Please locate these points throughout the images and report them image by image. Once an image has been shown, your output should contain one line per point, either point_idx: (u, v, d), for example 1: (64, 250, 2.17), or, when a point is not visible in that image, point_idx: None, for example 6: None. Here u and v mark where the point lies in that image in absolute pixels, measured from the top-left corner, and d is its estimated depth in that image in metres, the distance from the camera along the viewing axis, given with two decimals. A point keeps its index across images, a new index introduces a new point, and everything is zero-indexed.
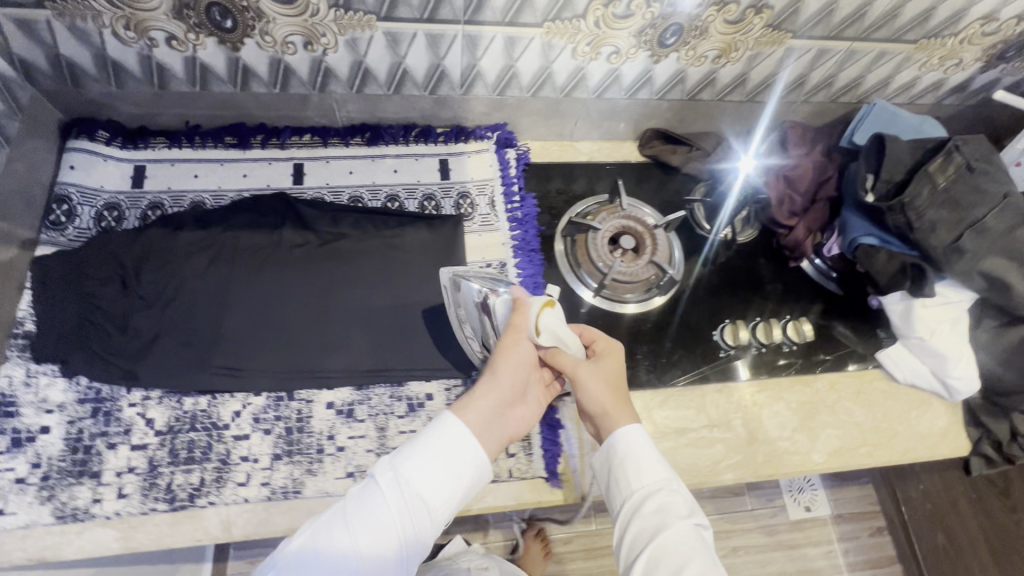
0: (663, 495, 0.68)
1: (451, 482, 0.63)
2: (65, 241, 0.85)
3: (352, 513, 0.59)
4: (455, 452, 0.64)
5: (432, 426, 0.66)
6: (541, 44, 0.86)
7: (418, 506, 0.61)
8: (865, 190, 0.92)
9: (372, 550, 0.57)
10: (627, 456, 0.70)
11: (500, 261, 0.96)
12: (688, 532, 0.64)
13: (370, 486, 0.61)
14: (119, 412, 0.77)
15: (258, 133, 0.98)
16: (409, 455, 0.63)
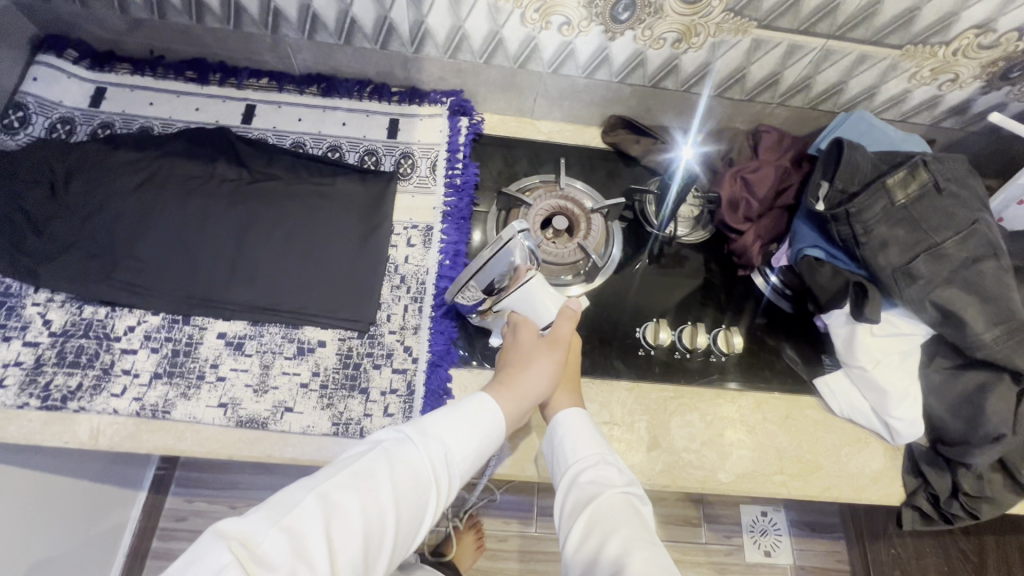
0: (599, 466, 0.70)
1: (479, 446, 0.68)
2: (13, 145, 0.90)
3: (392, 467, 0.61)
4: (485, 425, 0.69)
5: (467, 400, 0.70)
6: (487, 6, 0.85)
7: (449, 468, 0.65)
8: (816, 198, 0.84)
9: (408, 501, 0.60)
10: (570, 432, 0.74)
11: (426, 224, 0.94)
12: (622, 500, 0.66)
13: (404, 443, 0.64)
14: (21, 309, 0.80)
15: (217, 71, 1.01)
16: (442, 420, 0.67)
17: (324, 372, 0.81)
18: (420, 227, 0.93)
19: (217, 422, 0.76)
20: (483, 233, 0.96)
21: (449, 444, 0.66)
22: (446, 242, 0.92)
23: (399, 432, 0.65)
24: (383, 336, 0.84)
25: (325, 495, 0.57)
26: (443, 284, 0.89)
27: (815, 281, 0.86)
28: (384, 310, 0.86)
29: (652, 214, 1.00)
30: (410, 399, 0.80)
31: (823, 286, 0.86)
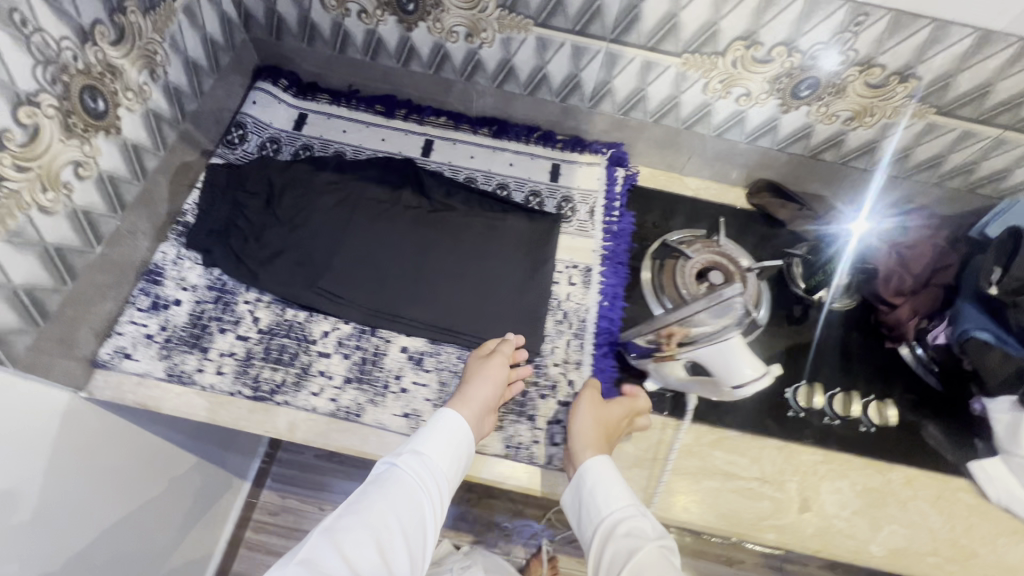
0: (632, 520, 0.70)
1: (455, 455, 0.74)
2: (232, 158, 1.01)
3: (382, 490, 0.67)
4: (459, 437, 0.75)
5: (434, 418, 0.76)
6: (675, 74, 0.92)
7: (432, 477, 0.71)
8: (990, 282, 0.86)
9: (406, 519, 0.66)
10: (600, 482, 0.74)
11: (586, 265, 1.00)
12: (657, 553, 0.66)
13: (388, 469, 0.70)
14: (235, 305, 0.89)
15: (403, 107, 1.11)
16: (419, 440, 0.73)
17: None
18: (580, 267, 0.99)
19: (401, 430, 0.82)
20: (637, 279, 1.01)
21: (428, 458, 0.72)
22: (605, 284, 0.98)
23: (383, 462, 0.71)
24: (548, 368, 0.90)
25: (329, 529, 0.62)
26: (603, 324, 0.94)
27: (983, 364, 0.87)
28: (548, 343, 0.92)
29: (799, 277, 1.02)
30: None
31: (992, 370, 0.86)
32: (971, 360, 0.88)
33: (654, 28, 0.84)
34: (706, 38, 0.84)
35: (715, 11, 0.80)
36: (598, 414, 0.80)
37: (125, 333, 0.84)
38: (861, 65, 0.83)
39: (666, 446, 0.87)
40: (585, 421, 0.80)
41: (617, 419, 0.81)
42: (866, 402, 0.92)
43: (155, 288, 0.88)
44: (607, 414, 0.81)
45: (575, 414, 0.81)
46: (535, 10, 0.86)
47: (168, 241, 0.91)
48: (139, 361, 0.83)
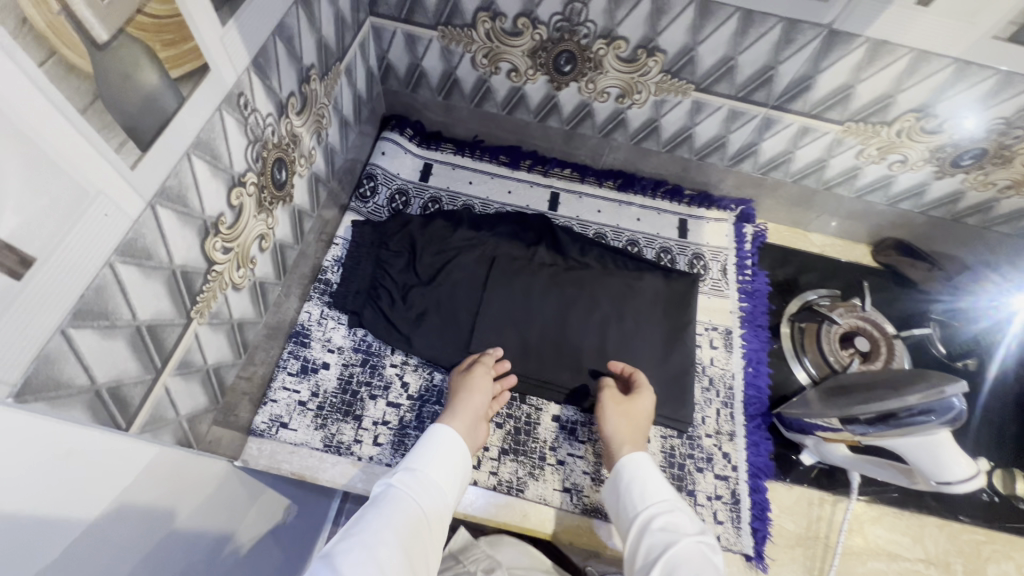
0: (671, 513, 0.68)
1: (449, 469, 0.70)
2: (364, 212, 0.99)
3: (381, 508, 0.61)
4: (450, 453, 0.71)
5: (420, 439, 0.73)
6: (832, 139, 0.90)
7: (427, 497, 0.66)
8: None
9: (406, 536, 0.59)
10: (639, 479, 0.73)
11: (725, 328, 0.98)
12: (698, 548, 0.63)
13: (380, 491, 0.64)
14: (383, 369, 0.87)
15: (528, 158, 1.10)
16: (410, 460, 0.69)
17: None
18: (720, 329, 0.97)
19: (564, 507, 0.80)
20: (776, 342, 0.99)
21: (419, 474, 0.67)
22: (748, 349, 0.96)
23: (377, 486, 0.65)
24: (701, 439, 0.87)
25: (328, 555, 0.54)
26: (752, 392, 0.91)
27: None
28: (698, 412, 0.90)
29: (939, 340, 0.99)
30: (738, 506, 0.82)
31: None
32: None
33: (823, 97, 0.83)
34: (877, 109, 0.83)
35: (895, 85, 0.79)
36: (623, 411, 0.80)
37: (279, 400, 0.82)
38: None
39: (829, 523, 0.84)
40: (614, 418, 0.80)
41: (642, 413, 0.81)
42: None
43: (303, 350, 0.86)
44: (633, 409, 0.81)
45: (602, 412, 0.81)
46: (700, 76, 0.84)
47: (311, 300, 0.90)
48: (295, 430, 0.81)
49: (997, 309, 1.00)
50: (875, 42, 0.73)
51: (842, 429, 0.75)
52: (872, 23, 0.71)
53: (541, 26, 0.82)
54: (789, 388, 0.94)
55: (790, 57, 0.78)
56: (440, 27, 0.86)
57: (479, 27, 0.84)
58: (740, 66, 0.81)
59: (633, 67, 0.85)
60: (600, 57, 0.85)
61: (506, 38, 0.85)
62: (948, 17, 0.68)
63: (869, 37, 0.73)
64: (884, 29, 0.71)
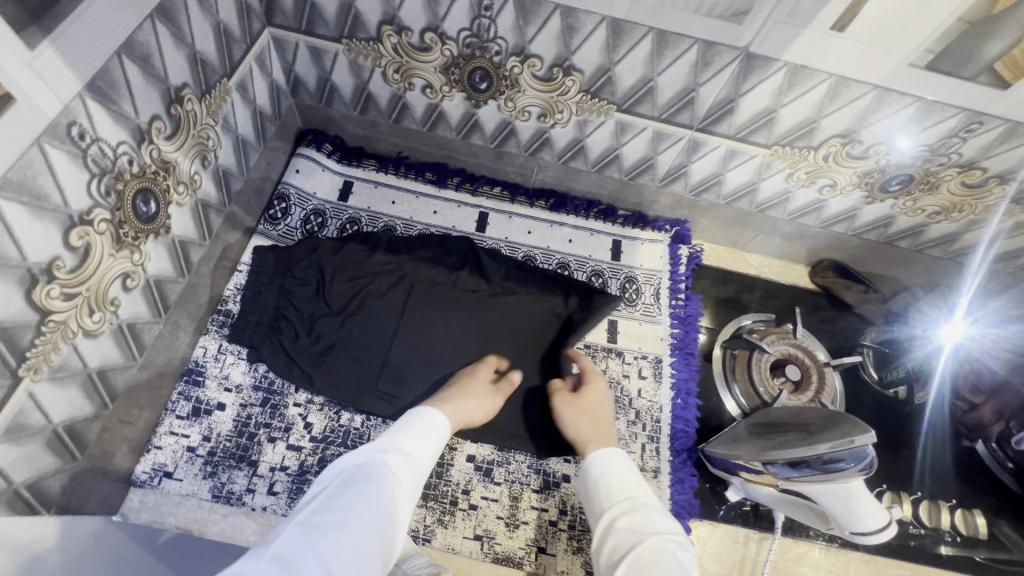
0: (641, 511, 0.57)
1: (432, 447, 0.61)
2: (274, 235, 0.93)
3: (366, 483, 0.51)
4: (433, 432, 0.62)
5: (406, 416, 0.63)
6: (760, 163, 0.87)
7: (415, 478, 0.56)
8: None
9: (390, 524, 0.50)
10: (605, 472, 0.63)
11: (655, 356, 0.94)
12: (664, 549, 0.52)
13: (366, 460, 0.54)
14: (284, 409, 0.81)
15: (455, 175, 1.04)
16: (398, 437, 0.59)
17: (570, 512, 0.80)
18: (650, 358, 0.94)
19: (474, 555, 0.76)
20: (707, 369, 0.96)
21: (409, 455, 0.57)
22: (678, 379, 0.92)
23: (359, 453, 0.55)
24: None
25: (302, 530, 0.45)
26: (679, 425, 0.88)
27: None
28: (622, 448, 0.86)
29: (871, 366, 1.00)
30: None
31: None
32: None
33: (747, 121, 0.79)
34: (802, 134, 0.80)
35: (818, 111, 0.75)
36: (581, 407, 0.75)
37: (164, 447, 0.76)
38: (962, 167, 0.79)
39: (753, 562, 0.81)
40: (573, 417, 0.74)
41: (598, 407, 0.75)
42: (951, 508, 0.89)
43: (196, 390, 0.79)
44: (588, 404, 0.75)
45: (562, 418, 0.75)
46: (621, 97, 0.79)
47: (208, 334, 0.83)
48: (181, 480, 0.75)
49: (927, 339, 0.96)
50: (793, 66, 0.70)
51: (764, 471, 0.71)
52: (789, 47, 0.67)
53: (450, 42, 0.76)
54: (718, 419, 0.91)
55: (710, 79, 0.74)
56: (344, 39, 0.80)
57: (385, 41, 0.78)
58: (659, 88, 0.77)
59: (551, 86, 0.80)
60: (516, 75, 0.80)
61: (415, 54, 0.79)
62: (864, 43, 0.65)
63: (787, 61, 0.69)
64: (801, 53, 0.68)
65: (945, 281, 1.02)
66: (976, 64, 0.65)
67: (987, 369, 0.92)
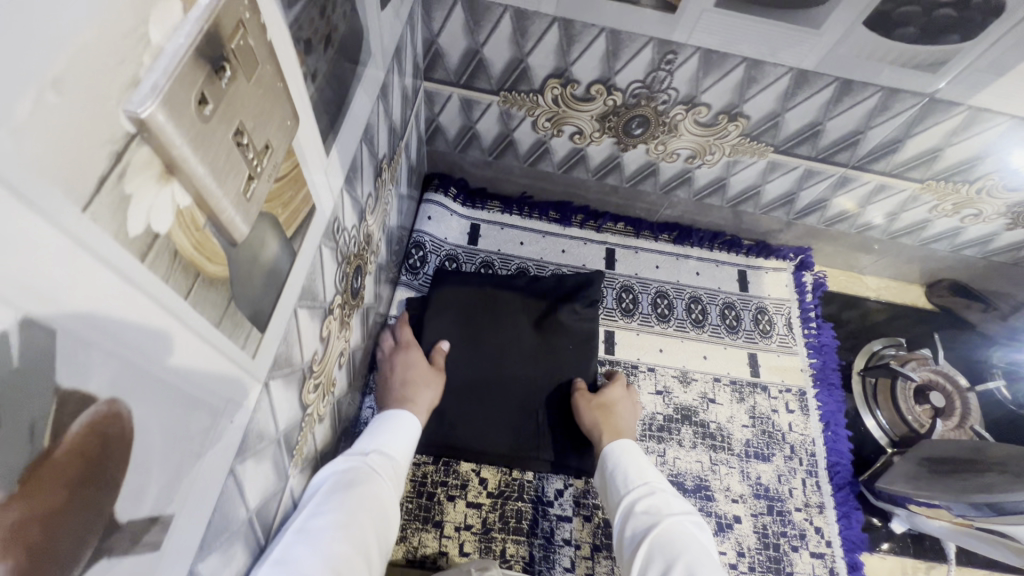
0: (657, 497, 0.66)
1: (405, 449, 0.68)
2: (416, 285, 0.93)
3: (353, 488, 0.57)
4: (406, 435, 0.69)
5: (376, 423, 0.69)
6: (907, 196, 0.87)
7: (394, 479, 0.63)
8: None
9: (377, 511, 0.57)
10: (623, 463, 0.71)
11: (799, 388, 0.95)
12: (680, 526, 0.62)
13: (350, 467, 0.60)
14: (457, 465, 0.81)
15: (579, 213, 1.04)
16: (371, 443, 0.66)
17: (749, 553, 0.81)
18: (794, 390, 0.94)
19: None
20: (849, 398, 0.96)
21: (387, 454, 0.65)
22: (825, 410, 0.93)
23: (341, 461, 0.61)
24: (792, 514, 0.84)
25: (303, 530, 0.51)
26: (835, 458, 0.89)
27: None
28: (785, 485, 0.86)
29: (1006, 386, 0.99)
30: None
31: None
32: None
33: (908, 159, 0.80)
34: (961, 169, 0.80)
35: (987, 148, 0.76)
36: (604, 405, 0.78)
37: None
38: None
39: None
40: (591, 410, 0.77)
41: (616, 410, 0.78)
42: None
43: None
44: (611, 404, 0.78)
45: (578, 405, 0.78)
46: (781, 139, 0.80)
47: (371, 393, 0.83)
48: None
49: None
50: (975, 110, 0.70)
51: (939, 504, 0.74)
52: (978, 93, 0.68)
53: (617, 92, 0.76)
54: (870, 449, 0.92)
55: (882, 123, 0.74)
56: (503, 92, 0.79)
57: (547, 92, 0.78)
58: (826, 131, 0.77)
59: (710, 131, 0.80)
60: (676, 121, 0.80)
61: (575, 104, 0.79)
62: None
63: (970, 106, 0.70)
64: (988, 99, 0.68)
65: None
66: None
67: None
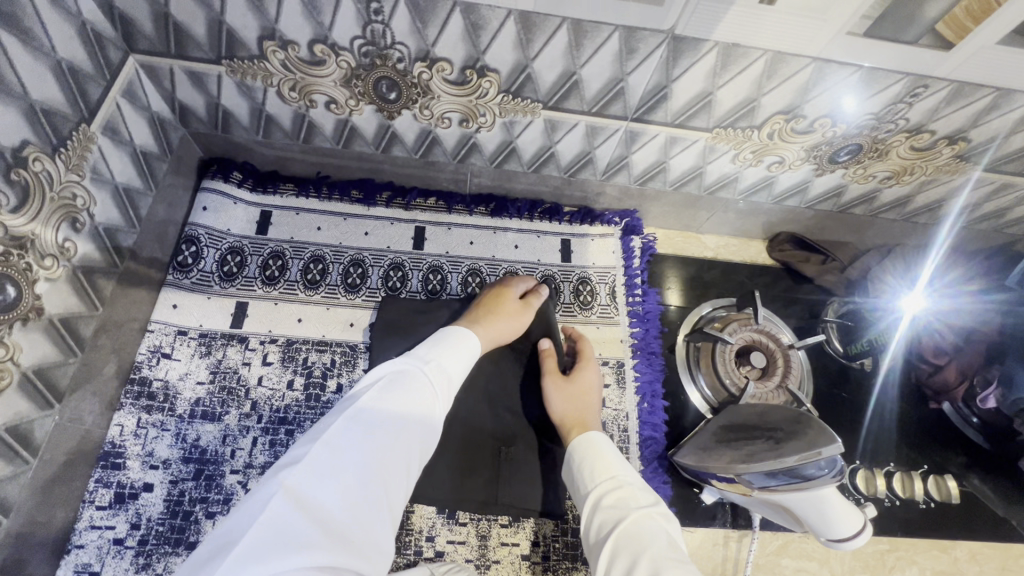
0: (624, 489, 0.59)
1: (462, 362, 0.63)
2: (188, 285, 0.84)
3: (403, 395, 0.53)
4: (457, 352, 0.64)
5: (439, 332, 0.65)
6: (703, 146, 0.81)
7: (445, 389, 0.59)
8: (969, 420, 0.91)
9: (421, 425, 0.53)
10: (586, 458, 0.65)
11: (617, 360, 0.89)
12: (648, 520, 0.55)
13: (403, 368, 0.56)
14: (221, 479, 0.74)
15: (384, 190, 0.95)
16: (428, 351, 0.61)
17: (544, 543, 0.76)
18: (612, 363, 0.89)
19: None
20: (671, 365, 0.92)
21: (442, 366, 0.60)
22: (642, 381, 0.88)
23: (399, 360, 0.57)
24: None
25: (357, 421, 0.49)
26: (647, 432, 0.85)
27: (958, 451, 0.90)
28: None
29: (836, 339, 0.97)
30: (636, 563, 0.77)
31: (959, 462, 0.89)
32: (979, 437, 0.90)
33: (683, 107, 0.73)
34: (743, 113, 0.74)
35: (756, 89, 0.69)
36: (568, 393, 0.74)
37: (87, 545, 0.68)
38: (911, 132, 0.75)
39: (736, 563, 0.80)
40: (559, 398, 0.74)
41: (587, 391, 0.75)
42: (923, 476, 0.88)
43: (117, 474, 0.72)
44: (578, 391, 0.75)
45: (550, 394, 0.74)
46: (544, 94, 0.72)
47: (123, 409, 0.75)
48: None
49: (882, 312, 0.93)
50: (724, 46, 0.63)
51: (736, 479, 0.67)
52: (717, 25, 0.60)
53: (344, 52, 0.67)
54: (687, 417, 0.88)
55: (638, 67, 0.67)
56: (225, 60, 0.70)
57: (271, 58, 0.69)
58: (585, 81, 0.69)
59: (467, 89, 0.72)
60: (425, 81, 0.71)
61: (309, 68, 0.70)
62: (798, 15, 0.58)
63: (717, 41, 0.63)
64: (730, 30, 0.61)
65: (913, 241, 1.01)
66: (917, 27, 0.59)
67: (942, 341, 0.89)
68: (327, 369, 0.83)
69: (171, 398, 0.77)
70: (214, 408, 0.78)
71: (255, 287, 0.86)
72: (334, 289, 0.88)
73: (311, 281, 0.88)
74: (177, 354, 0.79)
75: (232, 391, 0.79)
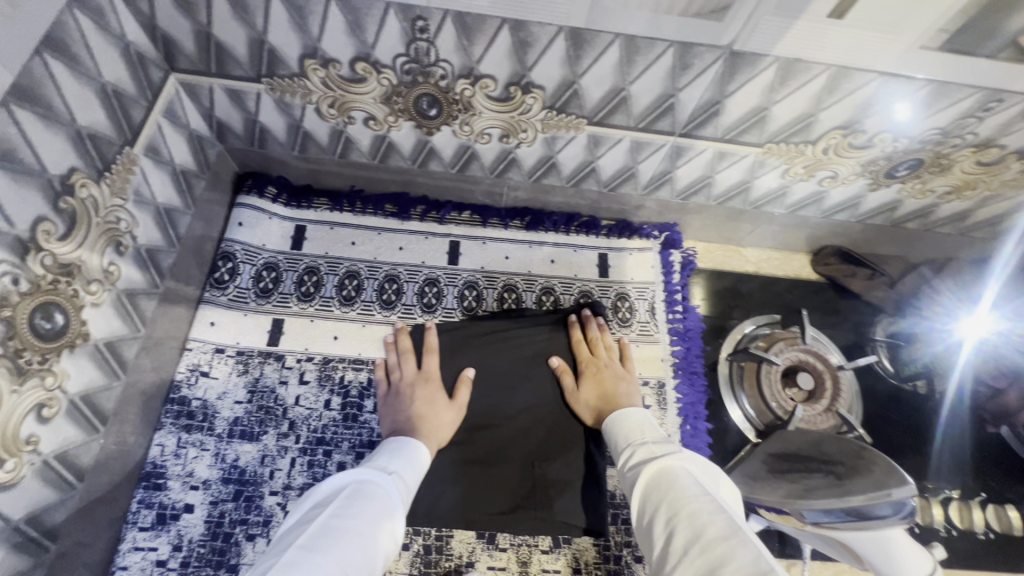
0: (649, 445, 0.60)
1: (417, 470, 0.66)
2: (225, 302, 0.83)
3: (368, 501, 0.55)
4: (413, 459, 0.66)
5: (395, 440, 0.69)
6: (752, 161, 0.78)
7: (405, 499, 0.60)
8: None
9: (386, 529, 0.54)
10: (621, 428, 0.67)
11: (658, 380, 0.87)
12: (674, 466, 0.54)
13: (368, 479, 0.59)
14: (260, 501, 0.74)
15: (418, 204, 0.93)
16: (388, 461, 0.64)
17: (585, 570, 0.75)
18: (653, 383, 0.86)
19: None
20: (714, 385, 0.89)
21: (401, 475, 0.63)
22: (684, 403, 0.85)
23: (360, 471, 0.60)
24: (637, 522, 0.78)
25: (321, 532, 0.50)
26: None
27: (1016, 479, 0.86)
28: None
29: (885, 359, 0.93)
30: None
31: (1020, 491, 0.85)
32: None
33: (735, 122, 0.70)
34: (797, 129, 0.70)
35: (815, 104, 0.66)
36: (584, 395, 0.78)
37: (130, 566, 0.68)
38: (978, 147, 0.71)
39: None
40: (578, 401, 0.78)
41: (599, 392, 0.77)
42: (982, 505, 0.84)
43: (158, 494, 0.72)
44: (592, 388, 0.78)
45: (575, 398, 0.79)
46: (590, 109, 0.69)
47: (163, 428, 0.75)
48: None
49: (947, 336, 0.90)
50: (785, 60, 0.60)
51: (788, 512, 0.65)
52: (780, 40, 0.57)
53: (386, 70, 0.66)
54: (730, 439, 0.85)
55: (691, 82, 0.64)
56: (265, 78, 0.69)
57: (311, 76, 0.67)
58: (634, 97, 0.67)
59: (510, 105, 0.70)
60: (467, 97, 0.69)
61: (349, 86, 0.68)
62: (867, 29, 0.55)
63: (778, 55, 0.59)
64: (792, 45, 0.58)
65: (971, 254, 0.96)
66: (997, 41, 0.55)
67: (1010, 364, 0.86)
68: (364, 388, 0.82)
69: (209, 417, 0.77)
70: (253, 427, 0.77)
71: (290, 304, 0.85)
72: (370, 305, 0.87)
73: (347, 298, 0.87)
74: (215, 372, 0.79)
75: (270, 411, 0.78)
